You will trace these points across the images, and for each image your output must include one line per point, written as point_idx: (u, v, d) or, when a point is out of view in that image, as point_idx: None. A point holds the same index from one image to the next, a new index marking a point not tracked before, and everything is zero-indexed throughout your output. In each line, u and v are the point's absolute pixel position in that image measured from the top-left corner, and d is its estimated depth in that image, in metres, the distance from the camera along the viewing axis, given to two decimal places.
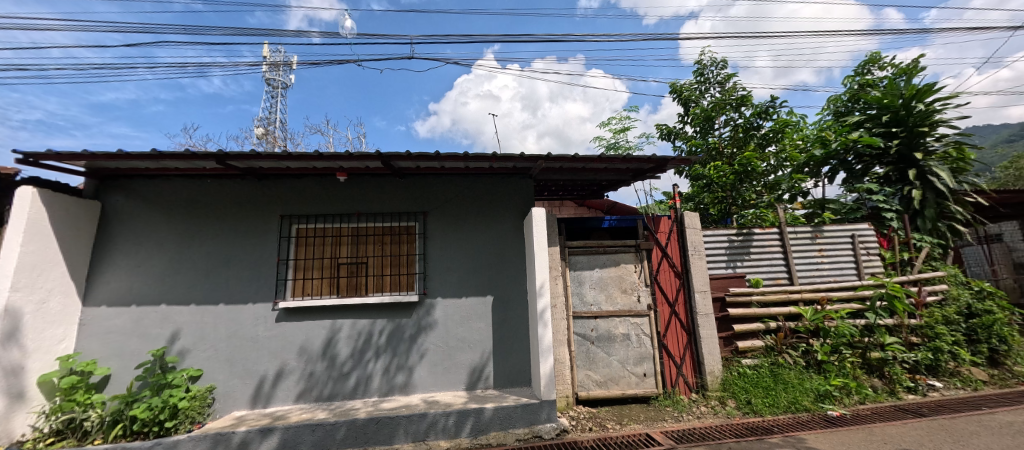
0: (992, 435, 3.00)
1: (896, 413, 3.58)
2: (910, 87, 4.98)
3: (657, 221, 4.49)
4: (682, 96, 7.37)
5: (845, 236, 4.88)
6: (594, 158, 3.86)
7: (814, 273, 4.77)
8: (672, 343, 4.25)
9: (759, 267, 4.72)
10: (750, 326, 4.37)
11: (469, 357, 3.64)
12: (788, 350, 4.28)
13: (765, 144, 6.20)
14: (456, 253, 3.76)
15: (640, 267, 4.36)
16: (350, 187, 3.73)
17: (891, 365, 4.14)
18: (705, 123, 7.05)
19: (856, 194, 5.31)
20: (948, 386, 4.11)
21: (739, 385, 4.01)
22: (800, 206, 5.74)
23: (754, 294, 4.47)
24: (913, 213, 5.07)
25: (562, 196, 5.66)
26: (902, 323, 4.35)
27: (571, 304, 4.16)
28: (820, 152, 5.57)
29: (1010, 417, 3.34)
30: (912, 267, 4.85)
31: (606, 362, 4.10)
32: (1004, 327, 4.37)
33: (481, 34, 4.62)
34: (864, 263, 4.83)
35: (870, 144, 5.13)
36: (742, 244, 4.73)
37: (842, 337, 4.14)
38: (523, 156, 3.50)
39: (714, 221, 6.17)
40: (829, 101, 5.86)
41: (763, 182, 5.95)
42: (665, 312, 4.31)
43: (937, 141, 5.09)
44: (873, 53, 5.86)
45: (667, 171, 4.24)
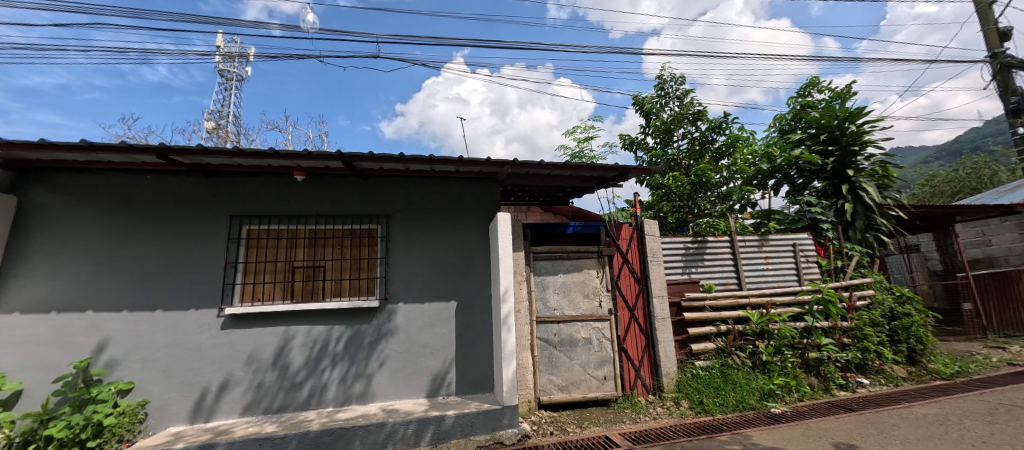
0: (910, 427, 3.31)
1: (830, 409, 3.87)
2: (843, 109, 5.45)
3: (619, 228, 4.63)
4: (644, 109, 7.67)
5: (788, 245, 5.25)
6: (560, 165, 3.93)
7: (760, 279, 5.08)
8: (631, 347, 4.38)
9: (712, 273, 4.97)
10: (703, 329, 4.59)
11: (431, 364, 3.57)
12: (737, 351, 4.53)
13: (719, 158, 6.55)
14: (420, 258, 3.69)
15: (602, 272, 4.47)
16: (309, 187, 3.57)
17: (825, 364, 4.48)
18: (664, 135, 7.37)
19: (798, 206, 5.74)
20: (874, 382, 4.50)
21: (692, 385, 4.19)
22: (749, 216, 6.06)
23: (706, 299, 4.70)
24: (846, 225, 5.53)
25: (527, 202, 5.71)
26: (835, 326, 4.72)
27: (534, 309, 4.19)
28: (766, 166, 5.98)
29: (924, 409, 3.71)
30: (844, 273, 5.24)
31: (568, 366, 4.15)
32: (920, 329, 4.85)
33: (449, 37, 4.59)
34: (803, 270, 5.21)
35: (809, 161, 5.58)
36: (696, 251, 4.96)
37: (785, 339, 4.46)
38: (490, 160, 3.50)
39: (672, 229, 6.45)
40: (775, 119, 6.29)
41: (717, 192, 6.25)
42: (625, 317, 4.44)
43: (866, 160, 5.59)
44: (813, 77, 6.36)
45: (629, 179, 4.38)
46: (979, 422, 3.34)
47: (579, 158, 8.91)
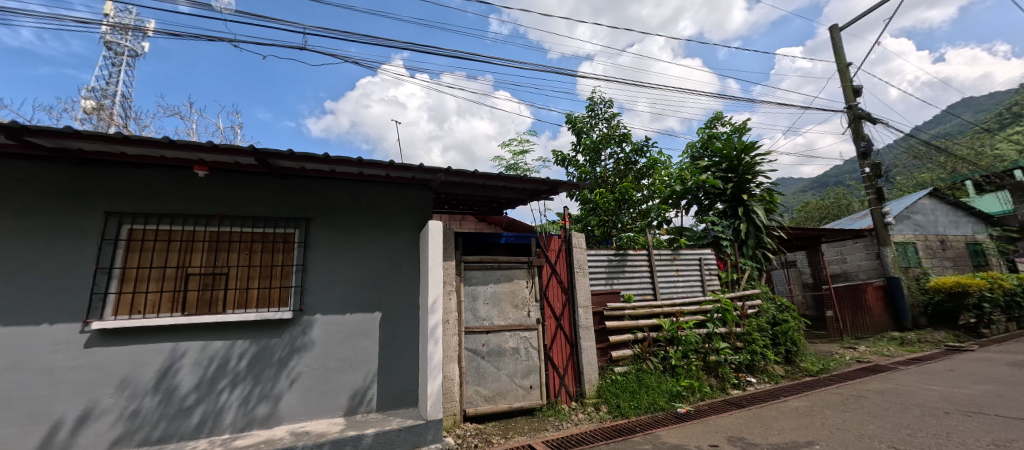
0: (786, 419, 3.81)
1: (725, 406, 4.32)
2: (740, 142, 6.24)
3: (549, 239, 4.78)
4: (576, 127, 8.08)
5: (695, 259, 5.83)
6: (494, 176, 3.96)
7: (672, 290, 5.56)
8: (556, 355, 4.50)
9: (631, 284, 5.33)
10: (623, 337, 4.89)
11: (351, 380, 3.34)
12: (651, 357, 4.88)
13: (640, 177, 7.10)
14: (342, 266, 3.46)
15: (531, 282, 4.55)
16: (212, 185, 3.18)
17: (722, 366, 5.01)
18: (593, 153, 7.82)
19: (704, 224, 6.42)
20: (760, 381, 5.13)
21: (611, 390, 4.43)
22: (664, 231, 6.63)
23: (626, 308, 5.01)
24: (741, 242, 6.29)
25: (461, 210, 5.65)
26: (731, 331, 5.28)
27: (463, 319, 4.13)
28: (680, 187, 6.60)
29: (797, 403, 4.31)
30: (738, 284, 5.97)
31: (495, 376, 4.14)
32: (794, 332, 5.66)
33: (385, 38, 4.43)
34: (707, 282, 5.81)
35: (713, 185, 6.29)
36: (618, 263, 5.29)
37: (690, 344, 4.91)
38: (423, 167, 3.42)
39: (597, 242, 6.82)
40: (687, 146, 6.98)
41: (638, 209, 6.66)
42: (551, 326, 4.56)
43: (757, 187, 6.43)
44: (718, 112, 7.20)
45: (559, 193, 4.55)
46: (837, 411, 3.95)
47: (513, 170, 9.12)
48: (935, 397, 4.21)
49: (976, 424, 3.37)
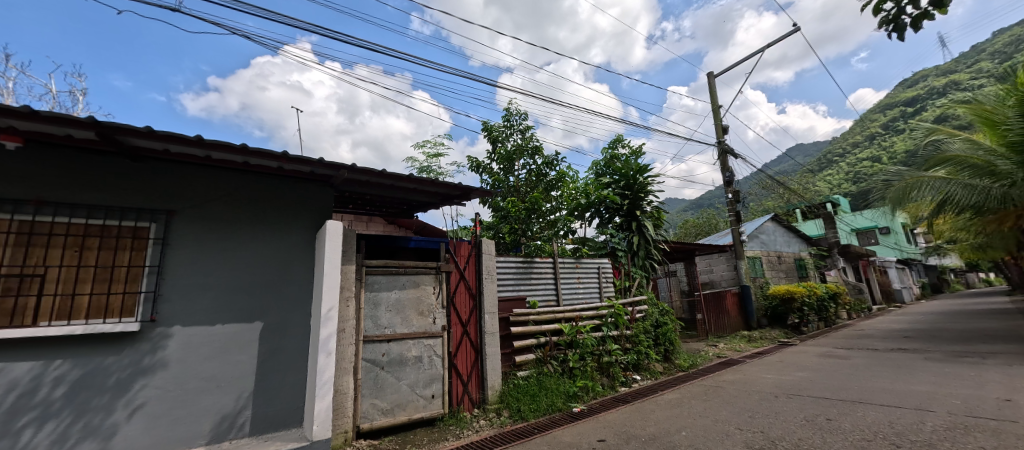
0: (662, 410, 4.28)
1: (614, 403, 4.70)
2: (637, 164, 6.94)
3: (458, 245, 4.74)
4: (491, 136, 8.19)
5: (594, 267, 6.28)
6: (404, 178, 3.81)
7: (573, 296, 5.89)
8: (461, 362, 4.45)
9: (537, 290, 5.53)
10: (526, 342, 5.03)
11: (217, 403, 2.87)
12: (551, 360, 5.11)
13: (550, 189, 7.45)
14: (213, 269, 2.98)
15: (438, 289, 4.44)
16: (31, 163, 2.53)
17: (613, 366, 5.45)
18: (507, 162, 8.01)
19: (603, 236, 6.97)
20: (644, 378, 5.69)
21: (513, 395, 4.51)
22: (569, 241, 7.03)
23: (531, 314, 5.18)
24: (634, 253, 6.96)
25: (367, 211, 5.30)
26: (622, 334, 5.76)
27: (362, 327, 3.85)
28: (584, 200, 7.07)
29: (671, 395, 4.87)
30: (629, 291, 6.58)
31: (395, 387, 3.93)
32: (671, 333, 6.42)
33: (287, 17, 3.87)
34: (604, 288, 6.30)
35: (612, 200, 6.88)
36: (526, 270, 5.46)
37: (586, 347, 5.25)
38: (323, 162, 3.13)
39: (507, 249, 6.95)
40: (593, 164, 7.51)
41: (545, 218, 6.96)
42: (457, 333, 4.50)
43: (649, 205, 7.18)
44: (620, 135, 7.92)
45: (472, 199, 4.54)
46: (701, 401, 4.56)
47: (426, 173, 8.90)
48: (772, 384, 5.12)
49: (798, 404, 4.15)
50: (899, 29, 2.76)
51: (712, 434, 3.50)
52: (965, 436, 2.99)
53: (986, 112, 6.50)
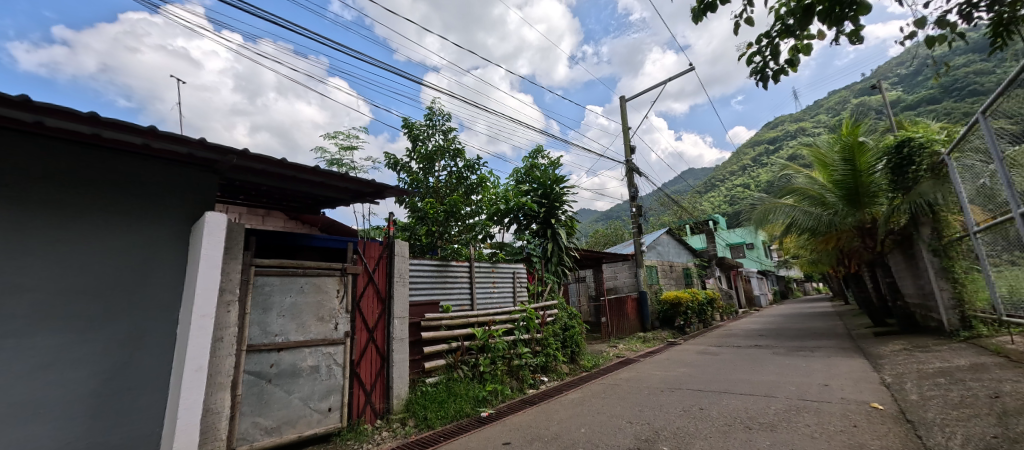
0: (565, 410, 4.45)
1: (521, 405, 4.77)
2: (554, 175, 7.23)
3: (368, 245, 4.47)
4: (412, 134, 7.91)
5: (509, 272, 6.37)
6: (308, 170, 3.46)
7: (487, 300, 5.90)
8: (364, 371, 4.15)
9: (451, 295, 5.43)
10: (437, 347, 4.90)
11: (32, 436, 2.27)
12: (462, 365, 5.02)
13: (470, 192, 7.41)
14: (36, 266, 2.37)
15: (343, 292, 4.09)
16: None
17: (523, 369, 5.52)
18: (427, 163, 7.79)
19: (520, 241, 7.13)
20: (551, 379, 5.89)
21: (420, 403, 4.32)
22: (487, 245, 7.05)
23: (443, 319, 5.06)
24: (547, 259, 7.21)
25: (263, 204, 4.71)
26: (532, 337, 5.91)
27: (245, 336, 3.38)
28: (503, 206, 7.15)
29: (574, 395, 5.11)
30: (542, 296, 6.79)
31: (283, 402, 3.52)
32: (578, 336, 6.76)
33: None
34: (518, 293, 6.41)
35: (530, 207, 7.05)
36: (441, 273, 5.32)
37: (498, 351, 5.24)
38: (205, 143, 2.70)
39: (422, 252, 6.73)
40: (514, 171, 7.64)
41: (463, 222, 6.88)
42: (363, 339, 4.20)
43: (564, 214, 7.48)
44: (540, 146, 8.18)
45: (386, 198, 4.29)
46: (600, 398, 4.86)
47: (336, 166, 8.26)
48: (661, 380, 5.67)
49: (679, 396, 4.64)
50: (765, 79, 3.26)
51: (607, 429, 3.73)
52: (798, 416, 3.61)
53: (821, 155, 8.02)
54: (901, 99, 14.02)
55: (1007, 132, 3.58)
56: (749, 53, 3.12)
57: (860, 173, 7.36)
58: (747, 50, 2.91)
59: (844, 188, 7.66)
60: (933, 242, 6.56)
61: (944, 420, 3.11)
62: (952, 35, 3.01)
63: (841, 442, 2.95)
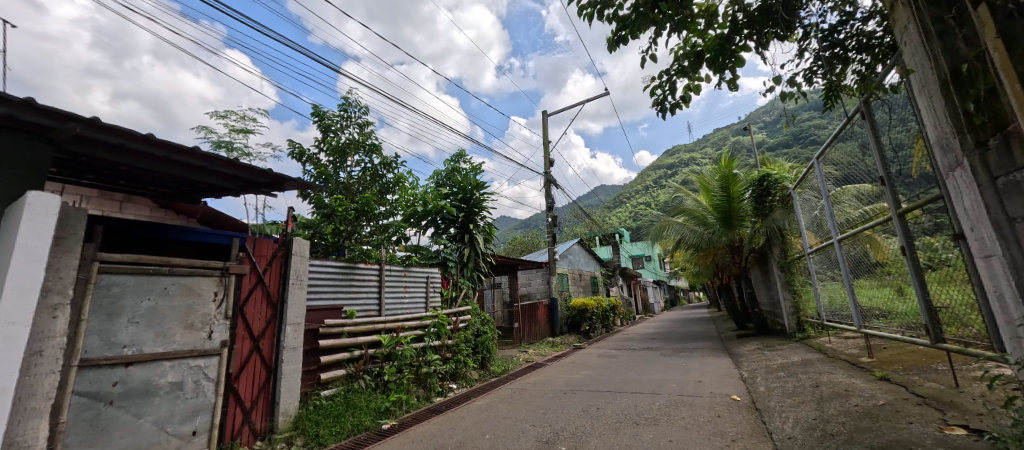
0: (471, 417, 4.37)
1: (427, 414, 4.54)
2: (475, 180, 7.15)
3: (258, 243, 3.95)
4: (322, 124, 7.28)
5: (423, 277, 6.14)
6: (184, 150, 2.92)
7: (397, 305, 5.61)
8: (244, 385, 3.63)
9: (356, 300, 5.04)
10: (336, 356, 4.48)
11: None
12: (364, 375, 4.65)
13: (386, 192, 7.38)
14: None
15: (222, 295, 3.53)
16: None
17: (431, 377, 5.30)
18: (338, 156, 7.22)
19: (436, 245, 6.93)
20: (460, 386, 5.74)
21: (311, 418, 3.88)
22: (401, 248, 6.74)
23: (345, 325, 4.65)
24: (463, 264, 7.07)
25: (121, 189, 3.90)
26: (443, 344, 5.72)
27: (80, 348, 2.69)
28: (421, 208, 6.90)
29: (482, 401, 5.05)
30: (456, 302, 6.63)
31: (129, 428, 2.88)
32: (489, 341, 6.72)
33: None
34: (431, 298, 6.20)
35: (448, 211, 6.89)
36: (346, 276, 4.93)
37: (405, 359, 4.95)
38: (32, 104, 2.12)
39: (327, 253, 6.16)
40: (434, 174, 7.42)
41: (376, 223, 6.66)
42: (245, 349, 3.68)
43: (484, 220, 7.41)
44: (463, 150, 8.11)
45: (284, 190, 3.83)
46: (506, 403, 4.88)
47: (226, 149, 7.23)
48: (565, 383, 5.90)
49: (579, 398, 4.86)
50: (664, 110, 3.62)
51: (510, 433, 3.74)
52: (676, 410, 4.03)
53: (705, 181, 9.19)
54: (764, 141, 16.78)
55: (833, 176, 4.47)
56: (652, 85, 3.44)
57: (733, 199, 8.59)
58: (650, 84, 3.20)
59: (721, 212, 8.87)
60: (781, 260, 7.91)
61: (782, 406, 3.71)
62: (799, 93, 3.68)
63: (707, 431, 3.35)
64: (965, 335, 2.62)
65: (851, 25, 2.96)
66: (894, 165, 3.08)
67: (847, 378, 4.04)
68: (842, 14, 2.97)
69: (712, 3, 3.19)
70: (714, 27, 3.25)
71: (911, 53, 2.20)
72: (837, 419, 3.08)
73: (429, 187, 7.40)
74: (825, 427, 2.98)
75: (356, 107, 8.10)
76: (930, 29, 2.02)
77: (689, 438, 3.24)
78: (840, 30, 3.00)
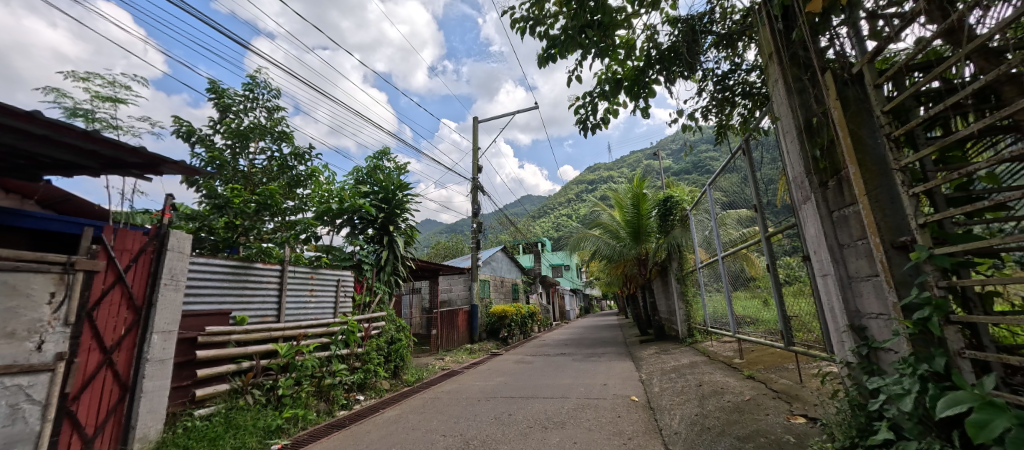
0: (377, 430, 4.09)
1: (327, 430, 4.13)
2: (398, 180, 6.83)
3: (122, 234, 3.29)
4: (220, 103, 6.41)
5: (333, 280, 5.67)
6: (20, 114, 2.34)
7: (299, 312, 5.09)
8: (86, 409, 2.95)
9: (248, 304, 4.46)
10: (218, 369, 3.90)
11: None
12: (252, 390, 4.09)
13: (295, 185, 6.77)
14: None
15: (65, 297, 2.84)
16: None
17: (335, 388, 4.84)
18: (239, 140, 6.40)
19: (351, 246, 6.46)
20: (368, 398, 5.35)
21: (178, 443, 3.29)
22: (311, 248, 6.23)
23: (233, 333, 4.09)
24: (380, 268, 6.64)
25: None
26: (351, 352, 5.32)
27: None
28: (336, 206, 6.37)
29: (391, 413, 4.77)
30: (369, 307, 6.19)
31: None
32: (404, 349, 6.39)
33: None
34: (340, 304, 5.74)
35: (367, 211, 6.44)
36: (239, 278, 4.36)
37: (306, 370, 4.48)
38: None
39: (215, 250, 5.17)
40: (354, 170, 6.92)
41: (283, 218, 6.13)
42: (91, 363, 2.99)
43: (406, 222, 7.06)
44: (387, 148, 7.73)
45: (162, 174, 3.27)
46: (417, 414, 4.67)
47: (86, 119, 5.98)
48: (480, 390, 5.85)
49: (492, 405, 4.84)
50: (586, 129, 3.84)
51: (419, 445, 3.58)
52: (583, 413, 4.22)
53: (619, 198, 9.94)
54: (670, 166, 18.71)
55: (721, 201, 5.13)
56: (576, 104, 3.63)
57: (641, 216, 9.40)
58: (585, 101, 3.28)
59: (631, 227, 9.64)
60: (678, 273, 8.82)
61: (672, 405, 4.10)
62: (697, 127, 4.16)
63: (608, 431, 3.56)
64: (810, 340, 3.15)
65: (738, 74, 3.44)
66: (765, 196, 3.62)
67: (724, 377, 4.61)
68: (732, 63, 3.44)
69: (631, 36, 3.48)
70: (632, 58, 3.54)
71: (779, 103, 2.62)
72: (713, 414, 3.48)
73: (347, 184, 6.84)
74: (703, 422, 3.34)
75: (264, 89, 7.30)
76: (793, 86, 2.43)
77: (592, 439, 3.41)
78: (730, 77, 3.47)
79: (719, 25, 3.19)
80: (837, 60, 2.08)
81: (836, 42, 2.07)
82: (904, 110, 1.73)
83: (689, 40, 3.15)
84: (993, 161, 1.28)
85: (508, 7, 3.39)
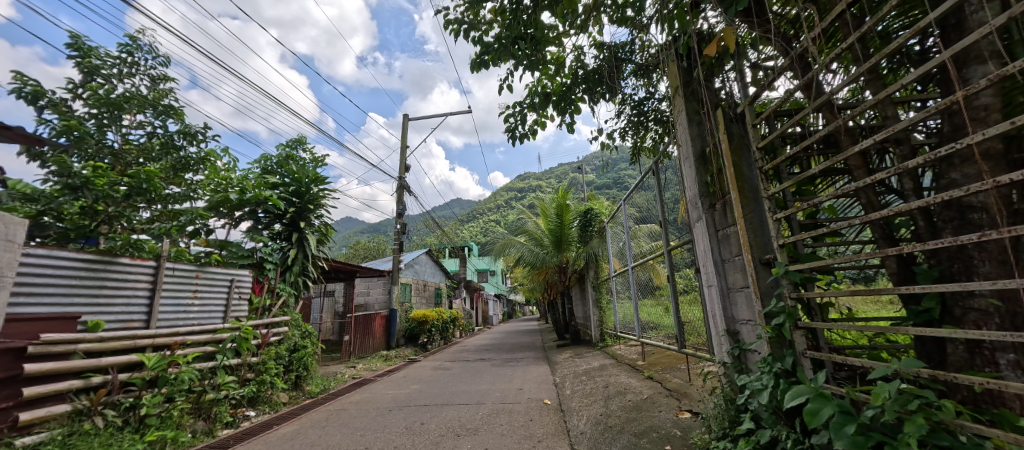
0: None
1: None
2: (315, 172, 6.25)
3: None
4: (84, 63, 5.30)
5: (224, 280, 5.00)
6: None
7: (177, 317, 4.38)
8: None
9: (108, 307, 3.71)
10: (56, 386, 3.16)
11: None
12: (104, 411, 3.38)
13: (184, 170, 5.89)
14: None
15: None
16: None
17: (219, 404, 4.22)
18: (109, 111, 5.36)
19: (253, 242, 5.71)
20: (259, 413, 4.77)
21: None
22: (201, 242, 5.45)
23: (82, 342, 3.36)
24: (285, 267, 5.97)
25: None
26: (243, 362, 4.67)
27: None
28: (235, 197, 5.52)
29: (286, 429, 4.29)
30: (269, 312, 5.54)
31: None
32: (309, 357, 5.83)
33: None
34: (232, 308, 5.06)
35: (274, 204, 5.77)
36: (95, 275, 3.61)
37: (181, 384, 3.83)
38: None
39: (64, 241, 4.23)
40: (260, 157, 6.19)
41: (164, 207, 5.28)
42: None
43: (320, 219, 6.49)
44: (303, 136, 7.09)
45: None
46: (318, 428, 4.27)
47: None
48: (393, 399, 5.56)
49: (404, 415, 4.63)
50: (514, 138, 3.92)
51: None
52: (496, 418, 4.25)
53: (544, 207, 10.29)
54: (593, 180, 19.89)
55: (634, 216, 5.58)
56: (506, 113, 3.70)
57: (564, 226, 9.85)
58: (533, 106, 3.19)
59: (554, 236, 10.06)
60: (595, 280, 9.39)
61: (580, 406, 4.32)
62: (614, 146, 4.49)
63: (519, 435, 3.63)
64: (699, 342, 3.54)
65: (652, 102, 3.78)
66: (670, 213, 4.02)
67: (628, 378, 4.99)
68: (647, 92, 3.77)
69: (561, 54, 3.64)
70: (561, 75, 3.71)
71: (681, 132, 2.94)
72: (616, 413, 3.73)
73: (252, 173, 6.08)
74: (607, 421, 3.57)
75: (149, 55, 6.25)
76: (692, 117, 2.75)
77: (502, 443, 3.45)
78: (645, 104, 3.80)
79: (638, 56, 3.48)
80: (726, 100, 2.40)
81: (726, 85, 2.40)
82: (773, 148, 2.05)
83: (612, 65, 3.40)
84: (831, 196, 1.56)
85: (443, 8, 3.35)
